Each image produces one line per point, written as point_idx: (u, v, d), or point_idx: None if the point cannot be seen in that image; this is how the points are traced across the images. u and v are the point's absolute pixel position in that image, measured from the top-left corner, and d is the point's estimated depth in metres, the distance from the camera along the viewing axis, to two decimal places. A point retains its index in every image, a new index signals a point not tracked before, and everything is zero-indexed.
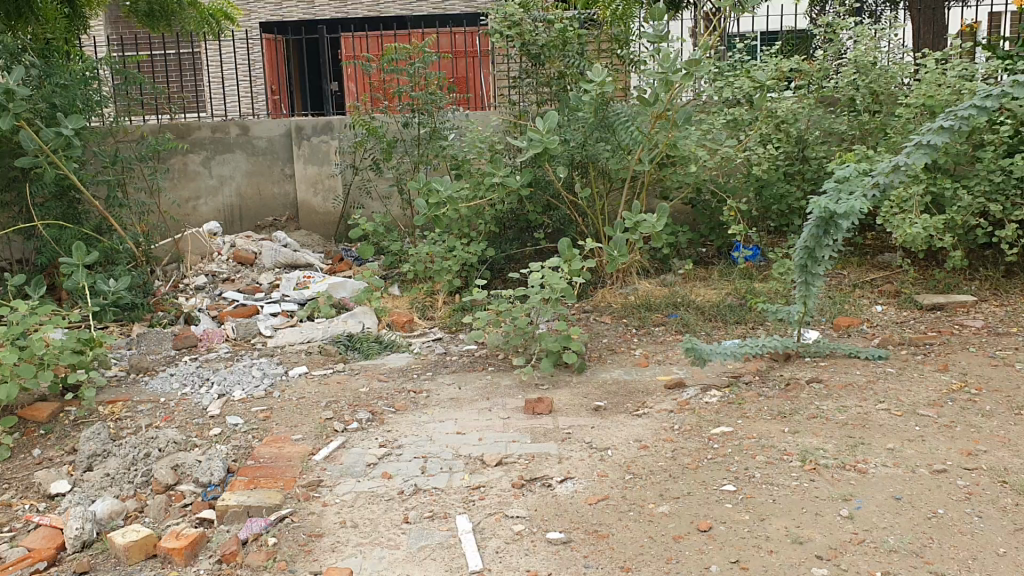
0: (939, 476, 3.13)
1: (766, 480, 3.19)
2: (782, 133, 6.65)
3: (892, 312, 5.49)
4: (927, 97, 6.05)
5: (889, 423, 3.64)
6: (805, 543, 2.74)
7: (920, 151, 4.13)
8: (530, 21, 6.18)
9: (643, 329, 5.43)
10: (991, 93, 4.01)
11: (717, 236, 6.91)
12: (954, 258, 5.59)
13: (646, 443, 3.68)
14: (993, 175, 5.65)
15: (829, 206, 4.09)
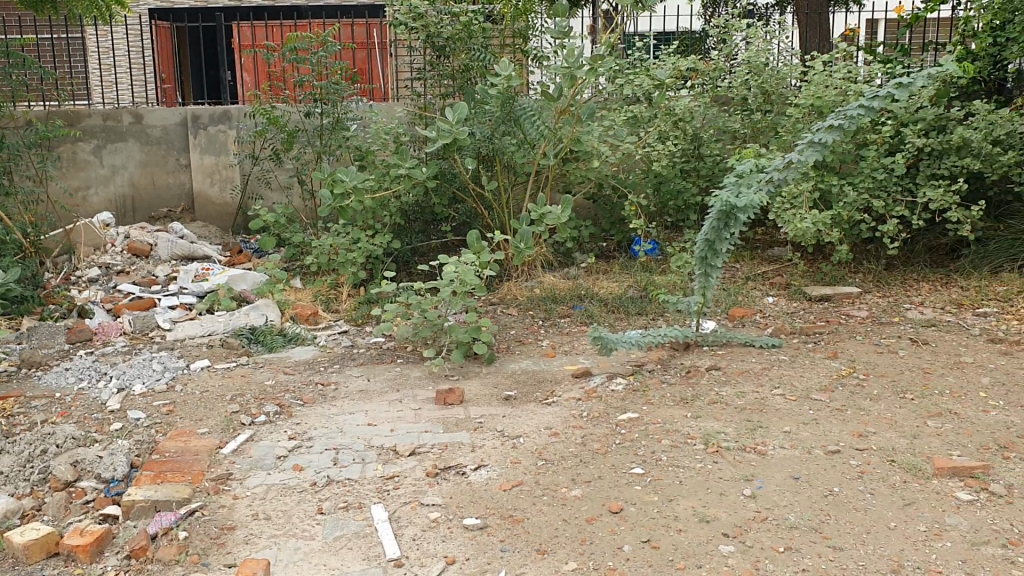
0: (833, 456, 3.30)
1: (672, 462, 3.30)
2: (679, 130, 6.83)
3: (783, 303, 5.73)
4: (815, 98, 6.32)
5: (784, 407, 3.82)
6: (712, 521, 2.86)
7: (812, 148, 4.34)
8: (435, 13, 6.20)
9: (549, 320, 5.52)
10: (877, 94, 4.25)
11: (618, 231, 7.07)
12: (841, 252, 5.86)
13: (556, 430, 3.76)
14: (876, 172, 5.94)
15: (729, 200, 4.23)
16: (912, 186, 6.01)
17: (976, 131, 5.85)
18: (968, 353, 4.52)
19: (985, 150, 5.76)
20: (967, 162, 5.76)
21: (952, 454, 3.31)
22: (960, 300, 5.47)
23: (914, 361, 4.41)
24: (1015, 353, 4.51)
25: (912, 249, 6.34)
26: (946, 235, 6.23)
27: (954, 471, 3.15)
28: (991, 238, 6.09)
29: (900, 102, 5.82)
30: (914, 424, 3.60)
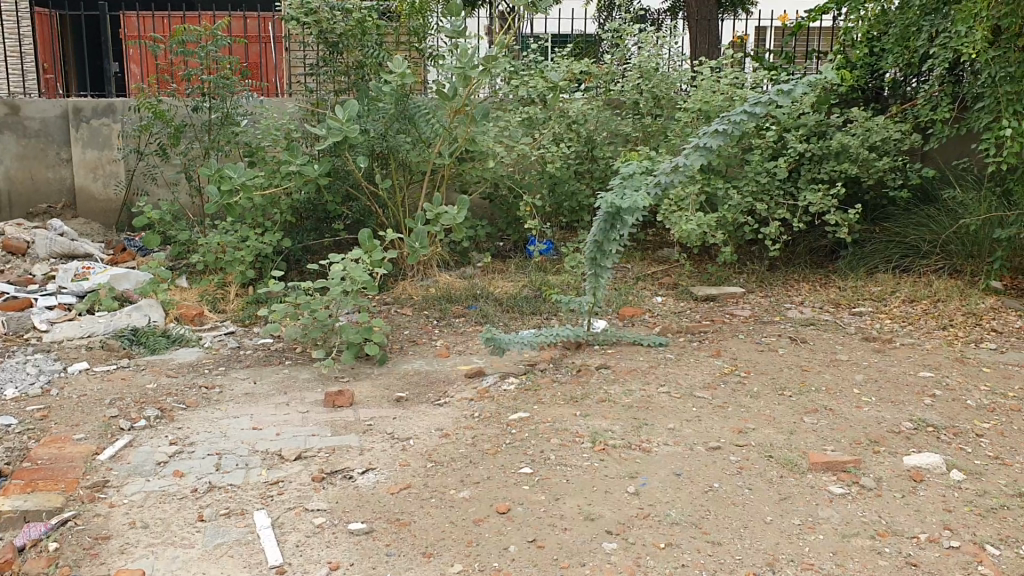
0: (714, 452, 3.39)
1: (560, 461, 3.33)
2: (572, 133, 6.92)
3: (671, 303, 5.85)
4: (703, 103, 6.48)
5: (670, 404, 3.90)
6: (596, 519, 2.89)
7: (698, 152, 4.46)
8: (328, 9, 6.09)
9: (443, 320, 5.50)
10: (759, 101, 4.41)
11: (514, 231, 7.11)
12: (725, 254, 6.02)
13: (447, 431, 3.75)
14: (759, 176, 6.12)
15: (615, 202, 4.30)
16: (794, 190, 6.22)
17: (854, 137, 6.10)
18: (843, 351, 4.70)
19: (861, 155, 6.02)
20: (844, 166, 5.99)
21: (826, 450, 3.44)
22: (838, 299, 5.68)
23: (793, 359, 4.56)
24: (887, 351, 4.71)
25: (794, 250, 6.57)
26: (826, 238, 6.48)
27: (827, 466, 3.26)
28: (868, 240, 6.35)
29: (782, 108, 6.03)
30: (792, 421, 3.72)
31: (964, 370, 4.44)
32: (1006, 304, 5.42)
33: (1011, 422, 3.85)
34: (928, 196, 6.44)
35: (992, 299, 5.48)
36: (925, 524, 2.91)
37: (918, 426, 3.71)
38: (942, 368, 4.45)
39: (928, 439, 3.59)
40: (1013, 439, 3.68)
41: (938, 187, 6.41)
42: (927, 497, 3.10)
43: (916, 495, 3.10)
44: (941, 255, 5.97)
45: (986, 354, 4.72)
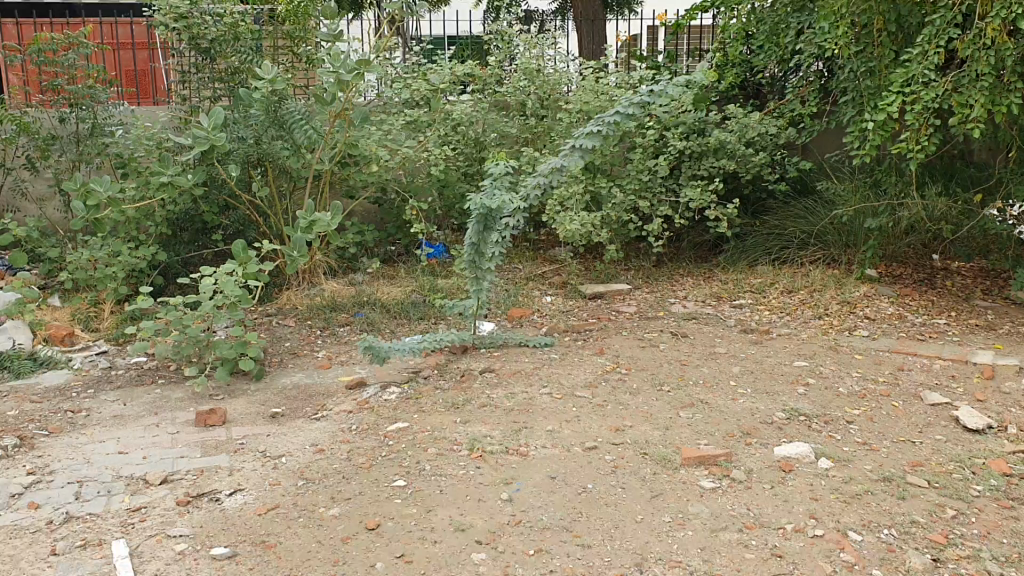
0: (590, 453, 3.37)
1: (435, 471, 3.25)
2: (458, 134, 6.86)
3: (560, 302, 5.83)
4: (584, 103, 6.52)
5: (550, 405, 3.86)
6: (466, 530, 2.84)
7: (575, 153, 4.49)
8: (199, 14, 5.88)
9: (327, 330, 5.37)
10: (633, 101, 4.46)
11: (402, 235, 6.93)
12: (610, 251, 6.06)
13: (322, 446, 3.65)
14: (641, 174, 6.19)
15: (488, 204, 4.27)
16: (676, 187, 6.31)
17: (731, 134, 6.23)
18: (722, 344, 4.76)
19: (738, 151, 6.15)
20: (723, 163, 6.11)
21: (699, 444, 3.47)
22: (719, 293, 5.77)
23: (673, 353, 4.60)
24: (765, 342, 4.80)
25: (679, 246, 6.67)
26: (709, 232, 6.60)
27: (700, 460, 3.28)
28: (748, 233, 6.48)
29: (661, 107, 6.11)
30: (667, 417, 3.74)
31: (837, 358, 4.55)
32: (879, 292, 5.58)
33: (880, 408, 3.97)
34: (805, 189, 6.62)
35: (865, 287, 5.64)
36: (792, 515, 2.95)
37: (791, 416, 3.78)
38: (817, 357, 4.55)
39: (800, 429, 3.66)
40: (881, 424, 3.80)
41: (814, 178, 6.59)
42: (796, 486, 3.15)
43: (785, 485, 3.15)
44: (818, 245, 6.14)
45: (859, 342, 4.85)
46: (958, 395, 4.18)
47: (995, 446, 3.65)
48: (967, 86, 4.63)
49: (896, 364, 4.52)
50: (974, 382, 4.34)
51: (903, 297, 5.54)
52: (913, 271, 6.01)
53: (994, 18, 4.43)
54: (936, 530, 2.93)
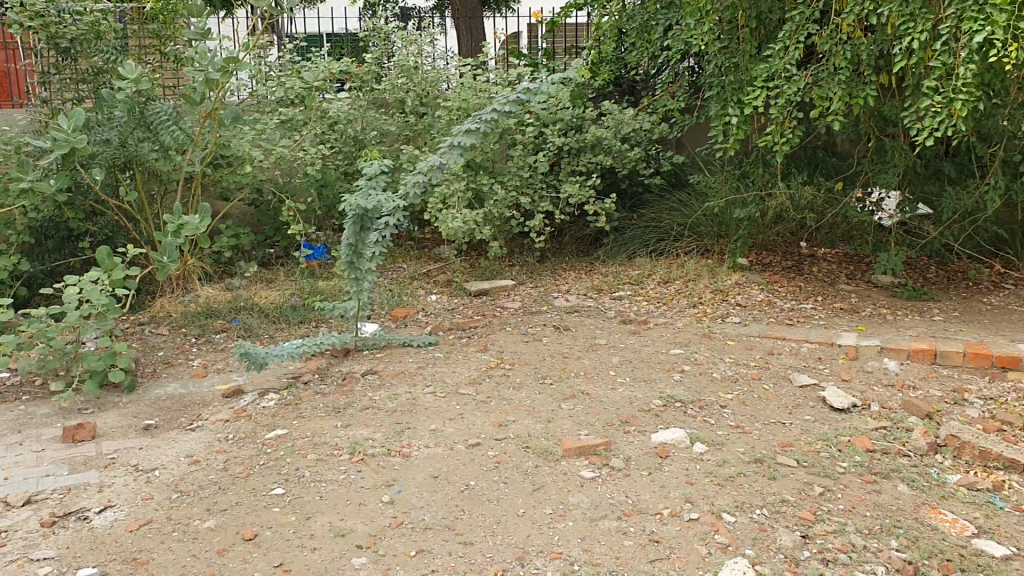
0: (473, 450, 3.37)
1: (314, 477, 3.19)
2: (336, 133, 6.75)
3: (444, 300, 5.81)
4: (463, 100, 6.52)
5: (433, 404, 3.84)
6: (346, 534, 2.81)
7: (453, 152, 4.50)
8: (56, 12, 5.60)
9: (204, 337, 5.21)
10: (509, 99, 4.49)
11: (282, 236, 6.79)
12: (493, 248, 6.08)
13: (197, 457, 3.54)
14: (521, 171, 6.25)
15: (363, 204, 4.23)
16: (556, 182, 6.38)
17: (608, 130, 6.35)
18: (603, 336, 4.84)
19: (615, 147, 6.27)
20: (601, 158, 6.22)
21: (580, 434, 3.51)
22: (601, 286, 5.86)
23: (556, 347, 4.65)
24: (643, 332, 4.90)
25: (562, 241, 6.75)
26: (589, 227, 6.72)
27: (580, 451, 3.33)
28: (627, 226, 6.62)
29: (539, 104, 6.16)
30: (549, 409, 3.77)
31: (712, 345, 4.69)
32: (751, 280, 5.77)
33: (751, 391, 4.14)
34: (680, 182, 6.79)
35: (738, 275, 5.82)
36: (668, 500, 3.03)
37: (667, 402, 3.88)
38: (692, 344, 4.67)
39: (676, 415, 3.76)
40: (753, 407, 3.96)
41: (688, 171, 6.77)
42: (672, 472, 3.23)
43: (662, 471, 3.23)
44: (692, 236, 6.32)
45: (732, 328, 5.01)
46: (824, 376, 4.41)
47: (859, 424, 3.91)
48: (825, 80, 4.84)
49: (767, 348, 4.70)
50: (839, 363, 4.59)
51: (773, 284, 5.74)
52: (782, 259, 6.25)
53: (848, 15, 4.61)
54: (804, 507, 3.08)
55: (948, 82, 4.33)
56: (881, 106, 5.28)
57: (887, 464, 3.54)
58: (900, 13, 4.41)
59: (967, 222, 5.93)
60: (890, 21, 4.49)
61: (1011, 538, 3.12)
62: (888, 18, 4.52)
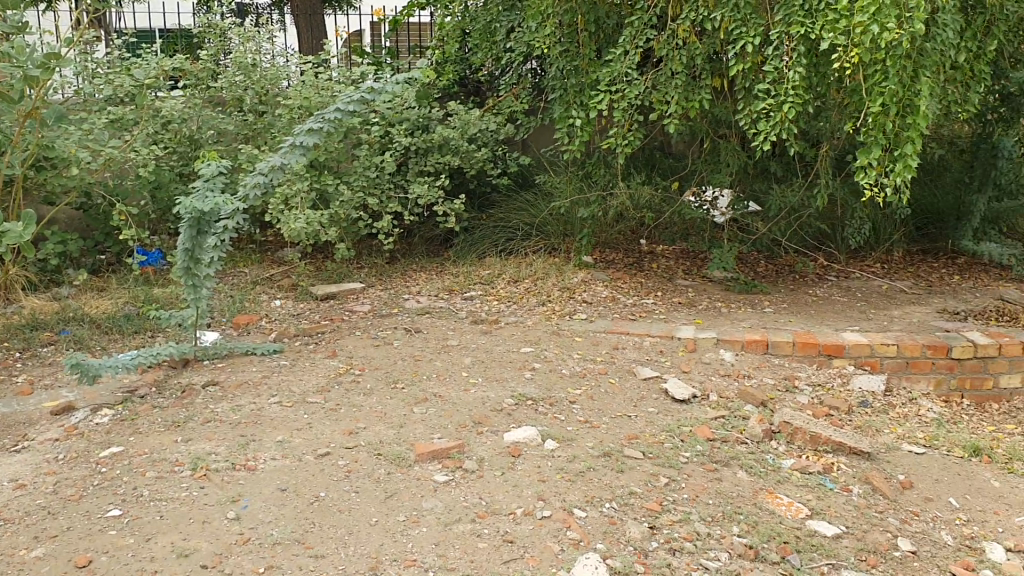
0: (322, 460, 3.30)
1: (154, 496, 3.04)
2: (170, 132, 6.46)
3: (290, 305, 5.66)
4: (304, 98, 6.36)
5: (279, 414, 3.73)
6: (190, 555, 2.69)
7: (295, 152, 4.39)
8: None
9: (28, 351, 4.88)
10: (351, 98, 4.43)
11: (114, 242, 6.44)
12: (340, 250, 5.97)
13: (23, 481, 3.31)
14: (367, 171, 6.17)
15: (199, 206, 4.07)
16: (404, 183, 6.35)
17: (454, 130, 6.36)
18: (454, 337, 4.83)
19: (462, 147, 6.29)
20: (448, 158, 6.23)
21: (433, 438, 3.49)
22: (451, 286, 5.86)
23: (407, 349, 4.61)
24: (494, 332, 4.93)
25: (410, 242, 6.71)
26: (438, 228, 6.70)
27: (432, 455, 3.31)
28: (476, 226, 6.65)
29: (384, 102, 6.10)
30: (401, 414, 3.74)
31: (560, 342, 4.76)
32: (596, 277, 5.89)
33: (598, 385, 4.23)
34: (526, 182, 6.88)
35: (584, 273, 5.94)
36: (521, 499, 3.05)
37: (519, 401, 3.91)
38: (541, 342, 4.73)
39: (527, 413, 3.80)
40: (601, 402, 4.04)
41: (534, 171, 6.87)
42: (524, 470, 3.26)
43: (514, 470, 3.25)
44: (539, 236, 6.42)
45: (579, 325, 5.11)
46: (667, 368, 4.57)
47: (699, 413, 4.07)
48: (664, 84, 5.02)
49: (612, 343, 4.82)
50: (680, 355, 4.76)
51: (617, 281, 5.89)
52: (625, 256, 6.42)
53: (683, 20, 4.76)
54: (650, 498, 3.18)
55: (778, 85, 4.52)
56: (715, 108, 5.50)
57: (726, 452, 3.70)
58: (732, 18, 4.58)
59: (793, 218, 6.31)
60: (722, 25, 4.66)
61: (840, 517, 3.33)
62: (721, 23, 4.69)
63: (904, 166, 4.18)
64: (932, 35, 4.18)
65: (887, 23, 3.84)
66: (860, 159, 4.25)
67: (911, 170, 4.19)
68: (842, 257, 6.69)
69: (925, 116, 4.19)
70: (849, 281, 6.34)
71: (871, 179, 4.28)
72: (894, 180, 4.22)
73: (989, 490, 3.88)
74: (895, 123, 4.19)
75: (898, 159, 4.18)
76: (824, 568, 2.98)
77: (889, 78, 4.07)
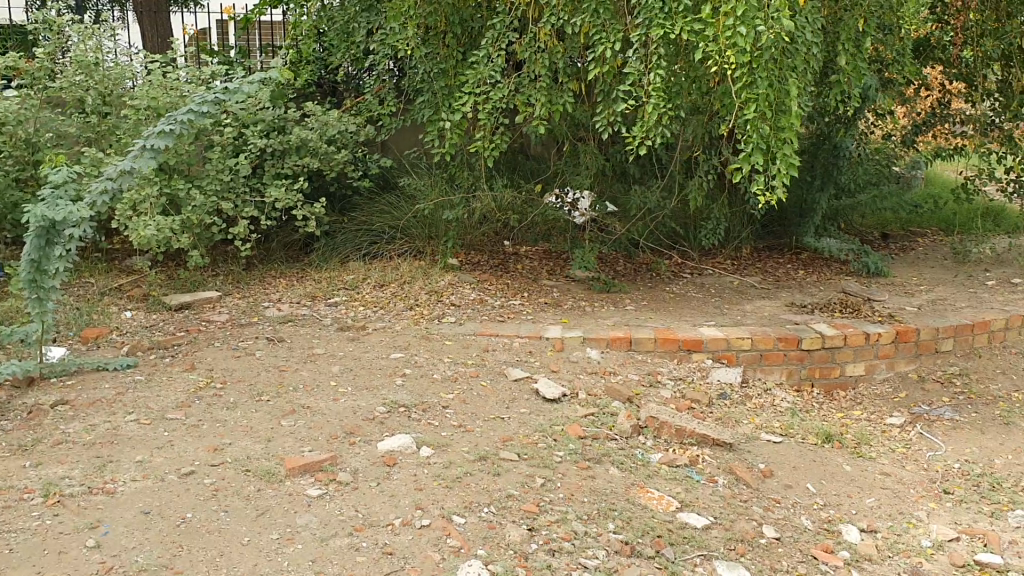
0: (187, 479, 3.14)
1: (2, 528, 2.81)
2: (5, 135, 6.04)
3: (142, 316, 5.38)
4: (152, 99, 6.05)
5: (137, 433, 3.54)
6: None
7: (146, 155, 4.20)
8: None
9: None
10: (205, 99, 4.26)
11: None
12: (193, 257, 5.72)
13: None
14: (222, 174, 5.94)
15: (45, 215, 3.82)
16: (260, 186, 6.16)
17: (312, 132, 6.22)
18: (320, 345, 4.72)
19: (320, 149, 6.16)
20: (306, 161, 6.09)
21: (303, 451, 3.39)
22: (313, 292, 5.72)
23: (270, 360, 4.47)
24: (362, 338, 4.84)
25: (268, 247, 6.50)
26: (297, 232, 6.53)
27: (304, 469, 3.21)
28: (337, 230, 6.52)
29: (238, 103, 5.89)
30: (268, 427, 3.61)
31: (430, 346, 4.72)
32: (462, 280, 5.88)
33: (470, 389, 4.22)
34: (387, 185, 6.80)
35: (449, 276, 5.91)
36: (399, 509, 3.01)
37: (391, 409, 3.85)
38: (411, 348, 4.68)
39: (400, 420, 3.75)
40: (473, 405, 4.03)
41: (395, 174, 6.80)
42: (400, 479, 3.22)
43: (390, 480, 3.20)
44: (404, 239, 6.37)
45: (447, 328, 5.08)
46: (536, 368, 4.60)
47: (570, 412, 4.11)
48: (527, 87, 5.08)
49: (482, 345, 4.82)
50: (548, 355, 4.80)
51: (483, 283, 5.89)
52: (488, 258, 6.43)
53: (545, 25, 4.79)
54: (527, 500, 3.19)
55: (643, 88, 4.61)
56: (579, 110, 5.58)
57: (598, 449, 3.75)
58: (592, 23, 4.64)
59: (649, 219, 6.48)
60: (583, 30, 4.70)
61: (708, 508, 3.43)
62: (582, 27, 4.74)
63: (785, 166, 4.36)
64: (794, 39, 4.35)
65: (755, 25, 4.01)
66: (742, 164, 4.39)
67: (793, 169, 4.39)
68: (696, 255, 6.92)
69: (799, 116, 4.38)
70: (703, 278, 6.56)
71: (758, 183, 4.42)
72: (778, 181, 4.39)
73: (842, 474, 4.09)
74: (770, 125, 4.35)
75: (780, 159, 4.36)
76: (696, 560, 3.07)
77: (759, 81, 4.21)
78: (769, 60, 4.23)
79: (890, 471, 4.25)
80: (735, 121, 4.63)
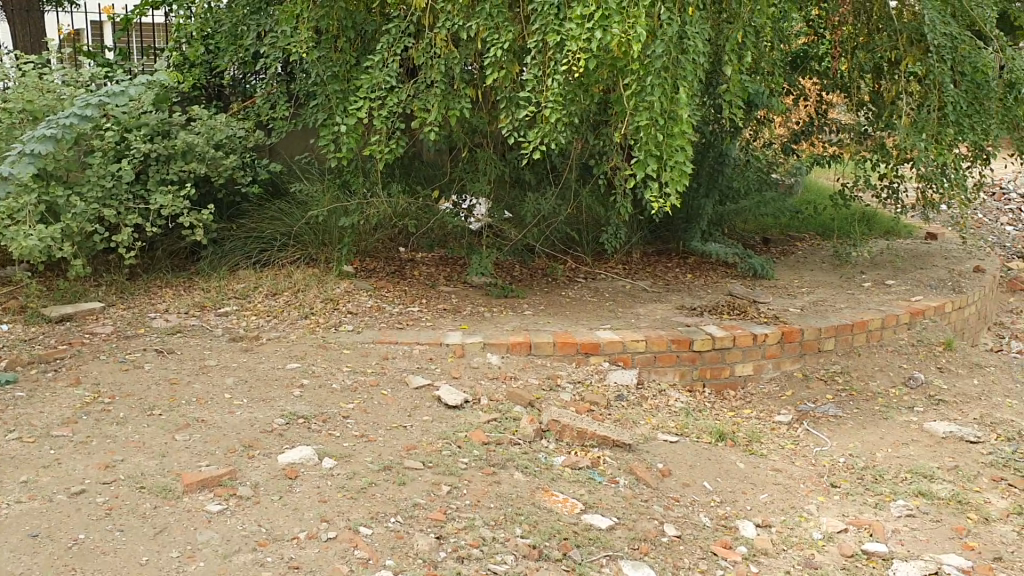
0: (77, 499, 3.00)
1: None
2: None
3: (20, 329, 5.12)
4: (26, 101, 5.76)
5: (19, 453, 3.36)
6: None
7: (25, 161, 4.02)
8: None
9: None
10: (89, 103, 4.10)
11: None
12: (75, 267, 5.47)
13: None
14: (104, 180, 5.71)
15: None
16: (144, 193, 5.94)
17: (198, 136, 6.05)
18: (212, 356, 4.58)
19: (207, 154, 5.99)
20: (192, 166, 5.91)
21: (201, 466, 3.29)
22: (203, 302, 5.55)
23: (160, 373, 4.31)
24: (255, 348, 4.72)
25: (153, 255, 6.28)
26: (183, 240, 6.33)
27: (202, 484, 3.10)
28: (225, 238, 6.35)
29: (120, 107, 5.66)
30: (161, 443, 3.48)
31: (327, 355, 4.65)
32: (358, 287, 5.81)
33: (371, 398, 4.17)
34: (277, 191, 6.66)
35: (345, 283, 5.84)
36: (303, 522, 2.95)
37: (290, 420, 3.77)
38: (307, 357, 4.59)
39: (300, 431, 3.68)
40: (374, 414, 3.99)
41: (286, 180, 6.67)
42: (303, 492, 3.15)
43: (292, 494, 3.13)
44: (296, 246, 6.25)
45: (345, 337, 5.00)
46: (437, 375, 4.58)
47: (473, 418, 4.11)
48: (423, 93, 5.06)
49: (381, 353, 4.77)
50: (449, 361, 4.79)
51: (379, 289, 5.83)
52: (384, 265, 6.37)
53: (440, 30, 4.76)
54: (434, 508, 3.17)
55: (539, 95, 4.66)
56: (474, 116, 5.58)
57: (501, 454, 3.76)
58: (486, 26, 4.65)
59: (543, 225, 6.54)
60: (478, 34, 4.70)
61: (611, 509, 3.48)
62: (477, 32, 4.74)
63: (677, 174, 4.46)
64: (684, 51, 4.44)
65: (639, 33, 4.10)
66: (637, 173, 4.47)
67: (685, 178, 4.48)
68: (589, 259, 7.02)
69: (689, 125, 4.49)
70: (597, 282, 6.67)
71: (652, 191, 4.51)
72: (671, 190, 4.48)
73: (736, 471, 4.21)
74: (661, 131, 4.44)
75: (672, 167, 4.46)
76: (602, 560, 3.10)
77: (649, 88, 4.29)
78: (658, 69, 4.32)
79: (781, 467, 4.40)
80: (629, 129, 4.71)
